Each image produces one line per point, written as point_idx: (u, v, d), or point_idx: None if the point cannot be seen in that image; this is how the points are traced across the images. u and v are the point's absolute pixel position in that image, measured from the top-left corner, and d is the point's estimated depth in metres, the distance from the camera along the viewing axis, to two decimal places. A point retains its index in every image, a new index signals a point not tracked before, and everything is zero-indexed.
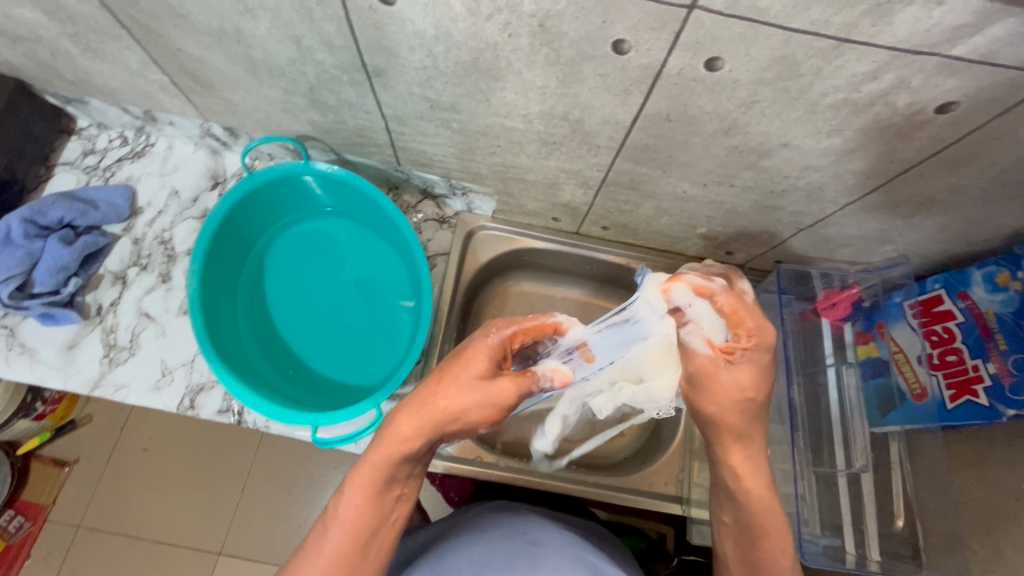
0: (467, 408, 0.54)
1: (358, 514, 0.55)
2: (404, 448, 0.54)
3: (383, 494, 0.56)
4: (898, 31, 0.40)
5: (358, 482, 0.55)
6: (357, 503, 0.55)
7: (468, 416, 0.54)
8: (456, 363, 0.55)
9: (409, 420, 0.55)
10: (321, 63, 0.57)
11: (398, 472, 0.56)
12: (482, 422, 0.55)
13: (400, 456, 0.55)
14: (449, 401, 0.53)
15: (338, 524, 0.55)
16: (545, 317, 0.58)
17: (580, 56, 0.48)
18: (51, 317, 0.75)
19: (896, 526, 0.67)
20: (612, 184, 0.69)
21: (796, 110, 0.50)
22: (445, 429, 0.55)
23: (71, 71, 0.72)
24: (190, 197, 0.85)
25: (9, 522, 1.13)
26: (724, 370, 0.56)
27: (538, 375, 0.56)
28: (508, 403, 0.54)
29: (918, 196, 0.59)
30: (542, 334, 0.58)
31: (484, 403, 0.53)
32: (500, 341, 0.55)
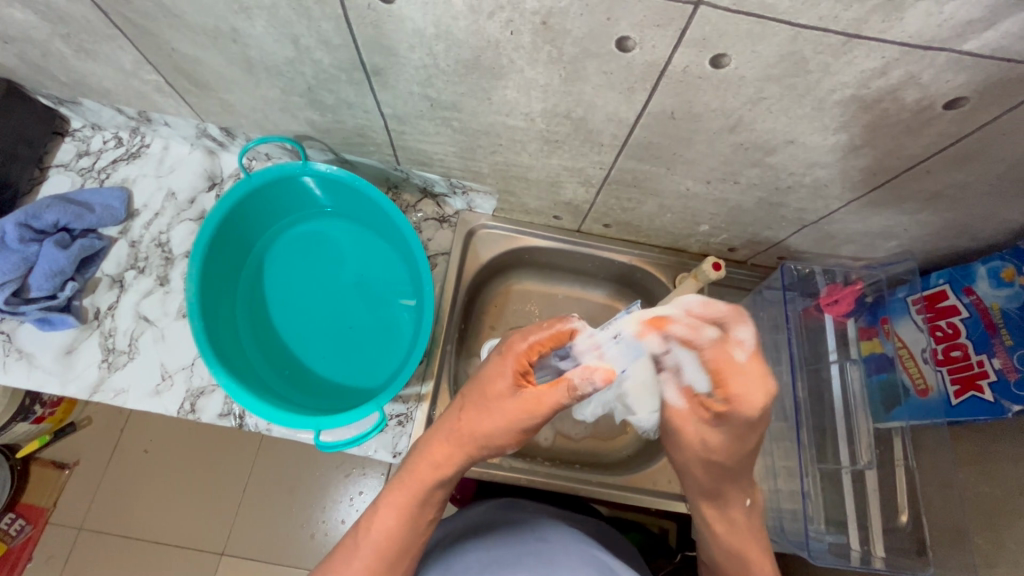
0: (498, 433, 0.55)
1: (390, 532, 0.56)
2: (437, 472, 0.57)
3: (416, 516, 0.58)
4: (909, 26, 0.39)
5: (392, 503, 0.57)
6: (390, 523, 0.57)
7: (501, 438, 0.56)
8: (480, 386, 0.56)
9: (441, 445, 0.58)
10: (319, 63, 0.56)
11: (430, 494, 0.58)
12: (511, 442, 0.56)
13: (433, 480, 0.57)
14: (476, 425, 0.56)
15: (371, 543, 0.56)
16: (559, 324, 0.56)
17: (583, 54, 0.47)
18: (48, 322, 0.74)
19: (901, 522, 0.67)
20: (614, 182, 0.69)
21: (802, 106, 0.49)
22: (475, 453, 0.57)
23: (64, 71, 0.70)
24: (187, 198, 0.84)
25: (11, 525, 1.12)
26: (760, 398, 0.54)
27: (573, 381, 0.52)
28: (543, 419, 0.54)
29: (924, 191, 0.58)
30: (557, 343, 0.57)
31: (517, 422, 0.54)
32: (517, 355, 0.55)
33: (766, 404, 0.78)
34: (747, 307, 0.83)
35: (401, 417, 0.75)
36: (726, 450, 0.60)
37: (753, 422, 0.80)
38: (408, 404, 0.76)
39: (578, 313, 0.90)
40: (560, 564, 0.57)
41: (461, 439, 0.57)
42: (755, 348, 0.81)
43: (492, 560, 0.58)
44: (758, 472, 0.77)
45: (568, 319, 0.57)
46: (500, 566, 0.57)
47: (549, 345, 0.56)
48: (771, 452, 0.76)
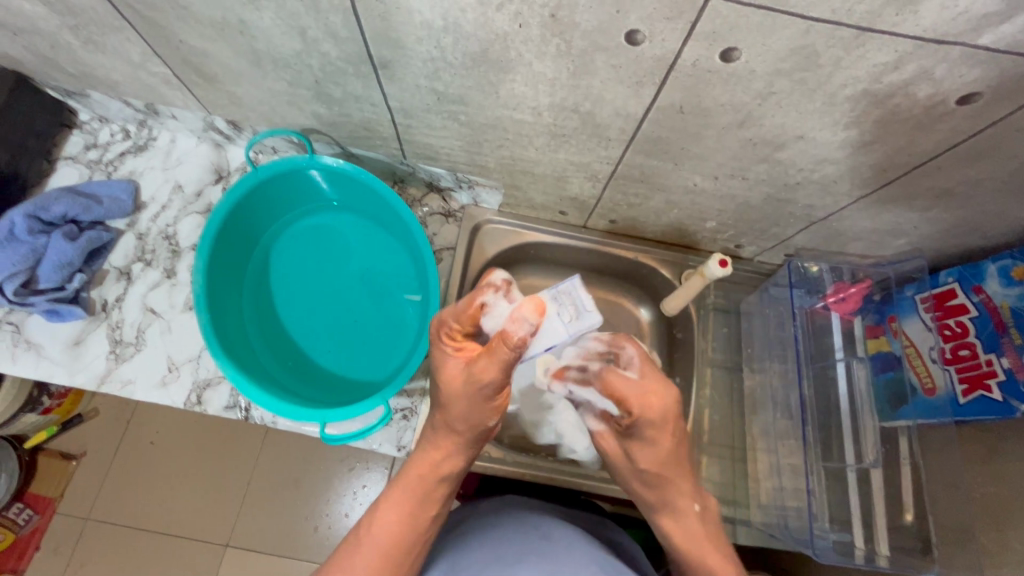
0: (466, 408, 0.57)
1: (392, 531, 0.57)
2: (432, 466, 0.60)
3: (419, 513, 0.59)
4: (924, 20, 0.39)
5: (394, 501, 0.58)
6: (391, 521, 0.57)
7: (472, 408, 0.57)
8: (434, 369, 0.59)
9: (432, 441, 0.60)
10: (326, 55, 0.56)
11: (432, 488, 0.60)
12: (489, 413, 0.58)
13: (432, 476, 0.60)
14: (453, 412, 0.58)
15: (374, 540, 0.57)
16: (470, 300, 0.56)
17: (592, 47, 0.47)
18: (56, 313, 0.75)
19: (905, 520, 0.67)
20: (621, 177, 0.68)
21: (813, 101, 0.48)
22: (465, 436, 0.59)
23: (72, 63, 0.71)
24: (194, 191, 0.84)
25: (18, 515, 1.13)
26: (664, 401, 0.55)
27: (502, 343, 0.52)
28: (497, 381, 0.55)
29: (934, 189, 0.58)
30: (476, 318, 0.57)
31: (473, 390, 0.56)
32: (439, 334, 0.58)
33: (771, 402, 0.78)
34: (753, 304, 0.83)
35: (406, 411, 0.75)
36: (653, 463, 0.59)
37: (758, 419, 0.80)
38: (413, 398, 0.76)
39: None
40: (562, 562, 0.57)
41: (443, 422, 0.59)
42: (761, 345, 0.81)
43: (493, 559, 0.58)
44: (762, 470, 0.77)
45: (478, 292, 0.56)
46: (501, 564, 0.57)
47: (467, 320, 0.56)
48: (775, 450, 0.76)
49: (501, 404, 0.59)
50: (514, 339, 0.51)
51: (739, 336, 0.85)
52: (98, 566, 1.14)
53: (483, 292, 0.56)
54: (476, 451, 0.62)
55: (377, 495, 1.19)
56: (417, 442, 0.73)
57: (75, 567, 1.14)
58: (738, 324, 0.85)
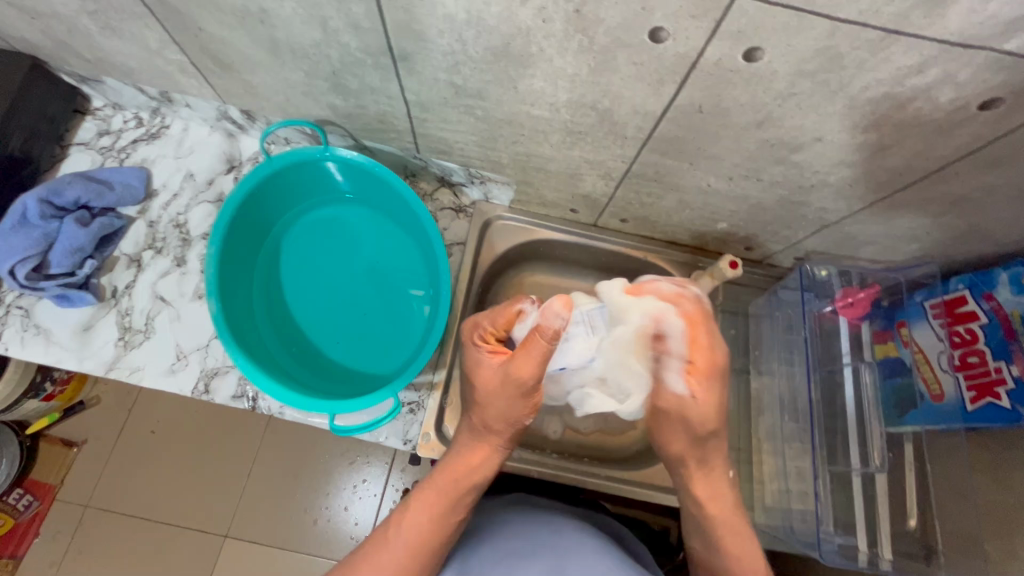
0: (504, 409, 0.59)
1: (423, 532, 0.57)
2: (469, 471, 0.61)
3: (448, 516, 0.59)
4: (952, 23, 0.39)
5: (424, 500, 0.59)
6: (422, 520, 0.58)
7: (509, 408, 0.59)
8: (468, 370, 0.61)
9: (472, 448, 0.62)
10: (346, 46, 0.56)
11: (465, 491, 0.60)
12: (525, 414, 0.60)
13: (467, 479, 0.61)
14: (492, 412, 0.59)
15: (402, 538, 0.57)
16: (508, 306, 0.60)
17: (614, 43, 0.47)
18: (67, 299, 0.75)
19: (908, 526, 0.67)
20: (635, 176, 0.68)
21: (833, 103, 0.49)
22: (501, 436, 0.61)
23: (88, 49, 0.71)
24: (206, 179, 0.84)
25: (18, 501, 1.12)
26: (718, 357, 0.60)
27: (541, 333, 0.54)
28: (534, 377, 0.56)
29: (949, 194, 0.58)
30: (511, 323, 0.60)
31: (512, 388, 0.57)
32: (473, 336, 0.61)
33: (778, 404, 0.79)
34: (761, 306, 0.83)
35: (414, 404, 0.75)
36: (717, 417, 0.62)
37: (765, 421, 0.80)
38: (421, 392, 0.76)
39: None
40: (574, 556, 0.57)
41: (480, 423, 0.61)
42: (770, 347, 0.81)
43: (506, 553, 0.58)
44: (768, 472, 0.77)
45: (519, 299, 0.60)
46: (515, 557, 0.57)
47: (501, 323, 0.60)
48: (782, 452, 0.76)
49: (535, 405, 0.60)
50: (551, 331, 0.53)
51: (747, 338, 0.85)
52: (99, 553, 1.14)
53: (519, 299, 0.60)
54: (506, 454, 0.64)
55: (378, 489, 1.19)
56: (424, 435, 0.73)
57: (75, 553, 1.14)
58: (746, 325, 0.85)
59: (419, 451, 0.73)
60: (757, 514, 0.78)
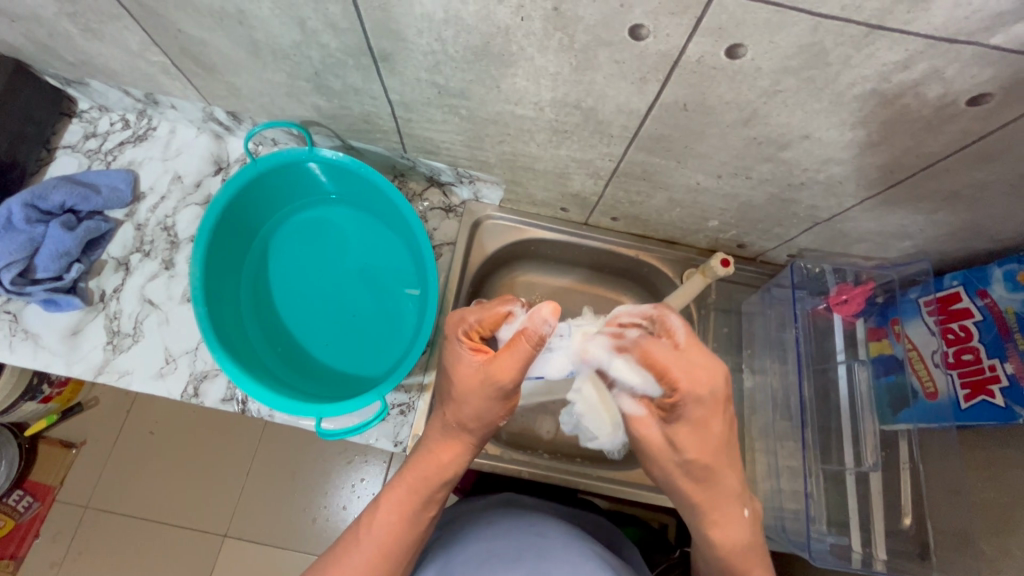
0: (477, 406, 0.57)
1: (393, 531, 0.57)
2: (440, 468, 0.60)
3: (419, 514, 0.59)
4: (937, 18, 0.38)
5: (394, 500, 0.58)
6: (393, 520, 0.57)
7: (485, 409, 0.57)
8: (448, 368, 0.59)
9: (444, 446, 0.60)
10: (326, 47, 0.56)
11: (436, 489, 0.59)
12: (499, 410, 0.58)
13: (437, 477, 0.59)
14: (467, 412, 0.58)
15: (372, 540, 0.56)
16: (496, 306, 0.59)
17: (595, 41, 0.46)
18: (54, 303, 0.75)
19: (903, 525, 0.66)
20: (623, 174, 0.67)
21: (820, 100, 0.48)
22: (474, 435, 0.60)
23: (70, 52, 0.70)
24: (193, 182, 0.83)
25: (18, 502, 1.14)
26: (715, 383, 0.54)
27: (531, 333, 0.54)
28: (512, 382, 0.55)
29: (941, 191, 0.57)
30: (496, 323, 0.59)
31: (489, 390, 0.56)
32: (458, 331, 0.59)
33: (770, 403, 0.78)
34: (754, 304, 0.82)
35: (403, 406, 0.75)
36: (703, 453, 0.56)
37: (758, 420, 0.79)
38: (410, 394, 0.76)
39: (583, 305, 0.90)
40: (556, 560, 0.57)
41: (453, 421, 0.59)
42: (762, 346, 0.80)
43: (489, 555, 0.58)
44: (761, 471, 0.77)
45: (507, 302, 0.60)
46: (500, 562, 0.57)
47: (488, 322, 0.59)
48: (774, 451, 0.76)
49: (511, 405, 0.59)
50: (535, 334, 0.54)
51: (740, 336, 0.84)
52: (96, 555, 1.14)
53: (509, 302, 0.60)
54: (479, 448, 0.63)
55: (374, 488, 1.19)
56: (414, 437, 0.73)
57: (73, 555, 1.14)
58: (738, 323, 0.85)
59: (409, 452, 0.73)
60: None
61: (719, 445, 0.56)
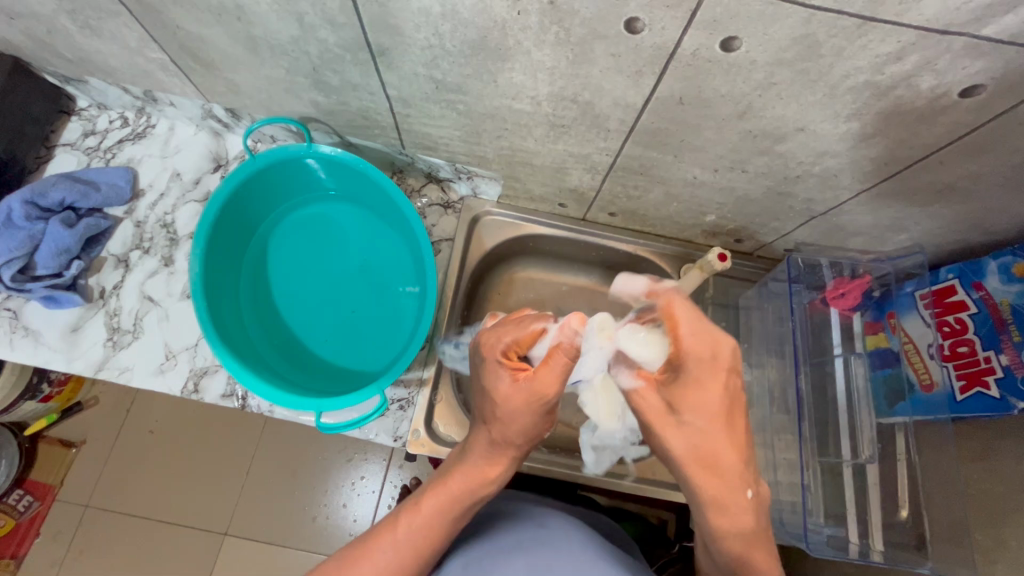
0: (525, 422, 0.57)
1: (430, 534, 0.57)
2: (486, 484, 0.59)
3: (455, 521, 0.58)
4: (929, 10, 0.38)
5: (435, 506, 0.58)
6: (431, 525, 0.57)
7: (531, 424, 0.57)
8: (485, 388, 0.59)
9: (491, 462, 0.59)
10: (324, 42, 0.56)
11: (476, 501, 0.59)
12: (545, 423, 0.59)
13: (481, 489, 0.59)
14: (516, 429, 0.57)
15: (409, 542, 0.56)
16: (530, 325, 0.60)
17: (591, 35, 0.47)
18: (54, 300, 0.75)
19: (900, 516, 0.67)
20: (621, 168, 0.68)
21: (814, 92, 0.48)
22: (519, 450, 0.60)
23: (69, 49, 0.70)
24: (193, 179, 0.84)
25: (18, 502, 1.13)
26: (717, 345, 0.49)
27: (566, 346, 0.56)
28: (554, 396, 0.56)
29: (935, 183, 0.57)
30: (531, 341, 0.59)
31: (534, 406, 0.56)
32: (495, 353, 0.59)
33: (768, 397, 0.78)
34: (752, 298, 0.83)
35: (403, 401, 0.75)
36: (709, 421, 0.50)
37: (755, 413, 0.80)
38: (410, 389, 0.76)
39: (582, 301, 0.90)
40: (558, 548, 0.57)
41: (503, 437, 0.58)
42: (760, 340, 0.81)
43: (490, 546, 0.59)
44: (759, 464, 0.77)
45: (541, 319, 0.60)
46: (501, 553, 0.57)
47: (522, 341, 0.59)
48: (772, 444, 0.76)
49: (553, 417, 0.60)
50: (570, 346, 0.56)
51: (738, 330, 0.85)
52: (97, 553, 1.14)
53: (541, 318, 0.61)
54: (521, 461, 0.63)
55: (375, 486, 1.19)
56: (413, 431, 0.73)
57: (73, 554, 1.14)
58: (736, 318, 0.85)
59: (408, 447, 0.73)
60: None
61: (717, 413, 0.50)
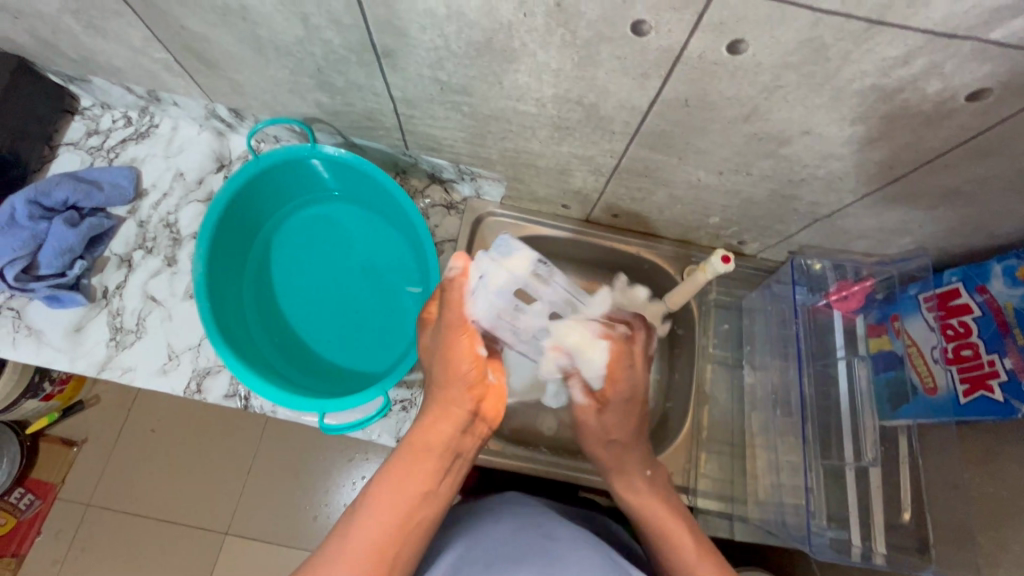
0: (454, 365, 0.58)
1: (391, 503, 0.52)
2: (436, 435, 0.56)
3: (418, 483, 0.54)
4: (936, 13, 0.38)
5: (390, 474, 0.54)
6: (390, 492, 0.52)
7: (456, 361, 0.58)
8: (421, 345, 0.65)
9: (436, 412, 0.58)
10: (328, 42, 0.56)
11: (437, 455, 0.56)
12: (467, 360, 0.58)
13: (431, 443, 0.56)
14: (451, 370, 0.58)
15: (370, 514, 0.51)
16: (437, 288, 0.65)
17: (597, 37, 0.46)
18: (57, 300, 0.75)
19: (902, 519, 0.66)
20: (625, 170, 0.68)
21: (820, 96, 0.48)
22: (462, 395, 0.58)
23: (73, 49, 0.70)
24: (196, 179, 0.84)
25: (19, 500, 1.14)
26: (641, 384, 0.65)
27: (450, 280, 0.59)
28: (461, 322, 0.59)
29: (940, 186, 0.57)
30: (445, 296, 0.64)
31: (449, 343, 0.59)
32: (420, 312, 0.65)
33: (771, 399, 0.78)
34: (755, 301, 0.83)
35: (405, 402, 0.75)
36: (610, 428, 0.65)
37: (758, 416, 0.80)
38: (412, 390, 0.76)
39: None
40: (564, 559, 0.55)
41: (439, 385, 0.59)
42: (763, 343, 0.81)
43: (495, 557, 0.56)
44: (761, 466, 0.77)
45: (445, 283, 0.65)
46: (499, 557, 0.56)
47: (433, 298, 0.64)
48: (774, 447, 0.76)
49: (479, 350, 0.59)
50: (450, 282, 0.59)
51: (741, 332, 0.85)
52: (98, 553, 1.14)
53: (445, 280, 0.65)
54: (478, 410, 0.59)
55: None
56: None
57: (74, 553, 1.14)
58: (739, 321, 0.85)
59: None
60: (750, 509, 0.77)
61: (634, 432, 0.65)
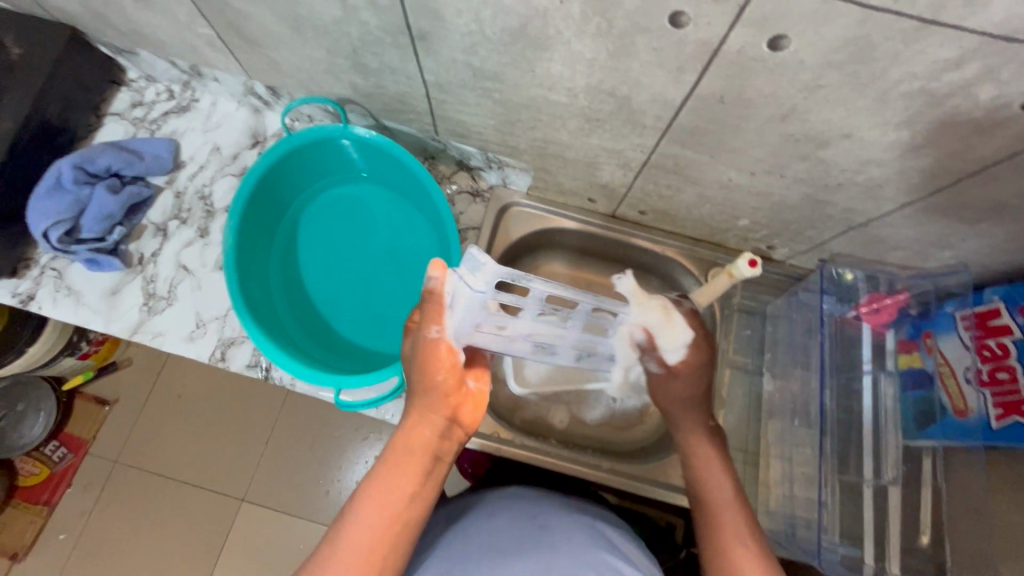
0: (430, 375, 0.54)
1: (377, 516, 0.50)
2: (419, 442, 0.53)
3: (403, 493, 0.51)
4: (995, 14, 0.36)
5: (374, 483, 0.52)
6: (376, 504, 0.50)
7: (433, 371, 0.54)
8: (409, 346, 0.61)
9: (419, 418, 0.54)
10: (365, 24, 0.56)
11: (424, 464, 0.53)
12: (441, 370, 0.54)
13: (416, 450, 0.53)
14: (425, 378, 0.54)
15: (358, 528, 0.50)
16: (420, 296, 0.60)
17: (634, 28, 0.46)
18: (96, 262, 0.78)
19: (922, 543, 0.64)
20: (654, 166, 0.67)
21: (864, 97, 0.46)
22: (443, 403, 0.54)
23: (123, 21, 0.73)
24: (231, 154, 0.86)
25: (54, 452, 1.20)
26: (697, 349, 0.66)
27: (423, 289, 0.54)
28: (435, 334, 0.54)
29: (987, 200, 0.55)
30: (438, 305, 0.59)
31: (425, 353, 0.54)
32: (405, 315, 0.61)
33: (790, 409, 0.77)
34: (780, 307, 0.81)
35: None
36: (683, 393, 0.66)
37: (775, 425, 0.78)
38: None
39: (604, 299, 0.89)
40: (564, 554, 0.55)
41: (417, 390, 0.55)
42: (785, 351, 0.79)
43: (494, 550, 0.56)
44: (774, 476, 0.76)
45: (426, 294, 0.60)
46: (498, 555, 0.55)
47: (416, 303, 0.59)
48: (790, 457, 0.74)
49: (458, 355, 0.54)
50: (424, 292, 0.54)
51: (764, 339, 0.83)
52: (122, 508, 1.20)
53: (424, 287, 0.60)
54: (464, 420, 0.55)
55: None
56: None
57: (101, 506, 1.20)
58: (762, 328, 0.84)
59: None
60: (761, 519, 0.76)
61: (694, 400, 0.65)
